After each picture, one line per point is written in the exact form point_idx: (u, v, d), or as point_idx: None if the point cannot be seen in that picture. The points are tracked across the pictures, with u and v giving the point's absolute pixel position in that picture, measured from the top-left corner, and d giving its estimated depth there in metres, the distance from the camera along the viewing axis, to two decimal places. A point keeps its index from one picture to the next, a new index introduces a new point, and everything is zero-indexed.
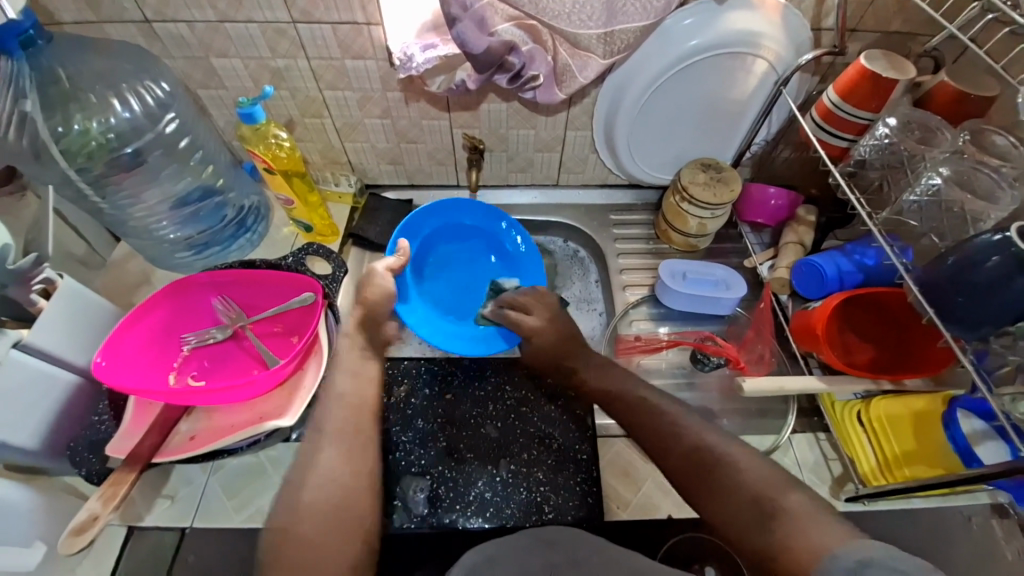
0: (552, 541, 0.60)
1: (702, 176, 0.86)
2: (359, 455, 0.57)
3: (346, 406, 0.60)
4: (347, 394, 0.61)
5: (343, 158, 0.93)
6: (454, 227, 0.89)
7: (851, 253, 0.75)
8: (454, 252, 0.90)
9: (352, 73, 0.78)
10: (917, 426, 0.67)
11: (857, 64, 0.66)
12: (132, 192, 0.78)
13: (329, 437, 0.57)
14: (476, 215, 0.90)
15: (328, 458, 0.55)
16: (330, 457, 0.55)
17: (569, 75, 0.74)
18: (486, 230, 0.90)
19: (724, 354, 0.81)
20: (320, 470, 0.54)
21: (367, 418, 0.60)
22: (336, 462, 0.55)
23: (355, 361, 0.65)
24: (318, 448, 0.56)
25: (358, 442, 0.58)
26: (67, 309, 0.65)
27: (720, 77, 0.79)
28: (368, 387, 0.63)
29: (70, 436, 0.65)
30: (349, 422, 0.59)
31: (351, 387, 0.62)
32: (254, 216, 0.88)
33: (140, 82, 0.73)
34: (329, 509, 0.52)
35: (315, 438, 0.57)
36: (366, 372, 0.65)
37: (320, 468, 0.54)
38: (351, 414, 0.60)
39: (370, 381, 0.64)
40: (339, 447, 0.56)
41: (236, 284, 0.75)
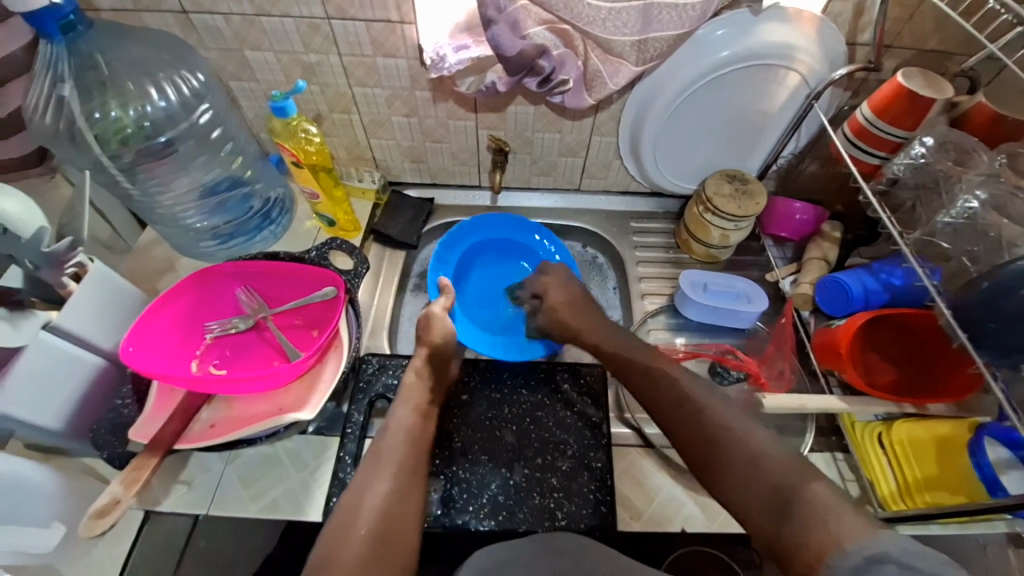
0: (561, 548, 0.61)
1: (728, 187, 0.85)
2: (408, 487, 0.59)
3: (404, 437, 0.63)
4: (407, 426, 0.64)
5: (367, 155, 0.94)
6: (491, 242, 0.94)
7: (878, 272, 0.74)
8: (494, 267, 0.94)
9: (382, 71, 0.79)
10: (940, 451, 0.66)
11: (894, 82, 0.65)
12: (161, 181, 0.79)
13: (384, 467, 0.60)
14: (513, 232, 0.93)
15: (382, 490, 0.58)
16: (380, 488, 0.58)
17: (599, 81, 0.73)
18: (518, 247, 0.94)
19: (744, 368, 0.81)
20: (371, 497, 0.57)
21: (420, 455, 0.63)
22: (389, 494, 0.58)
23: (412, 395, 0.68)
24: (372, 476, 0.59)
25: (411, 477, 0.60)
26: (96, 293, 0.66)
27: (751, 89, 0.79)
28: (423, 424, 0.65)
29: (92, 418, 0.66)
30: (407, 455, 0.62)
31: (405, 420, 0.65)
32: (279, 208, 0.89)
33: (176, 72, 0.74)
34: (375, 536, 0.54)
35: (372, 467, 0.60)
36: (425, 409, 0.67)
37: (375, 495, 0.57)
38: (408, 447, 0.62)
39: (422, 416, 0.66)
40: (393, 477, 0.59)
41: (260, 276, 0.76)
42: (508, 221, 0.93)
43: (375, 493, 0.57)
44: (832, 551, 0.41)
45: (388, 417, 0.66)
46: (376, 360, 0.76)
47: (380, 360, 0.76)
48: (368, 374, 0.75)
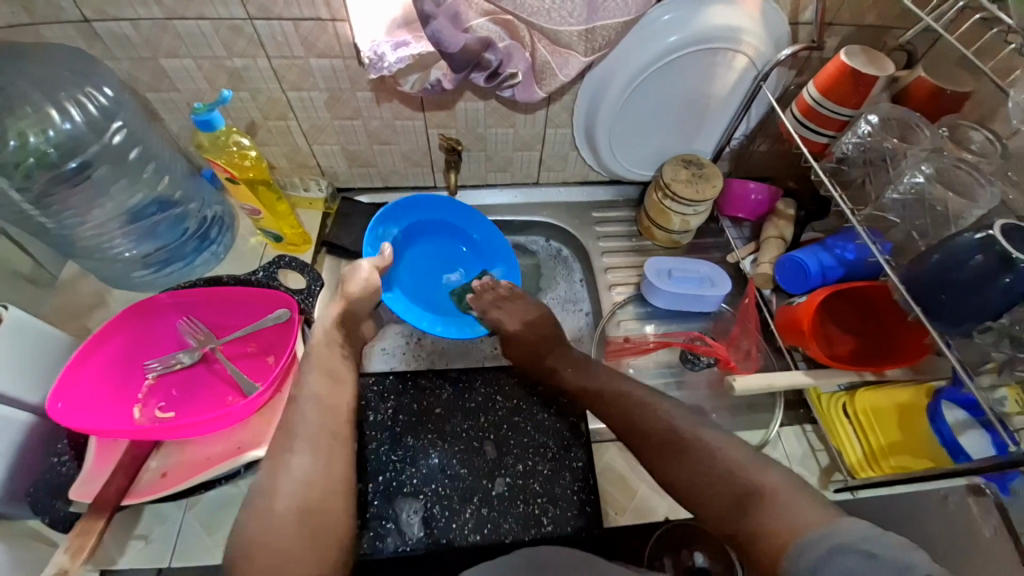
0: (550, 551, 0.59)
1: (684, 172, 0.85)
2: (330, 456, 0.56)
3: (325, 413, 0.59)
4: (318, 395, 0.60)
5: (311, 162, 0.88)
6: (430, 226, 0.88)
7: (832, 248, 0.76)
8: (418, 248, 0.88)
9: (318, 72, 0.73)
10: (902, 418, 0.69)
11: (836, 61, 0.66)
12: (78, 211, 0.71)
13: (311, 442, 0.56)
14: (449, 216, 0.88)
15: (301, 462, 0.54)
16: (304, 460, 0.54)
17: (549, 73, 0.71)
18: (454, 230, 0.89)
19: (714, 354, 0.81)
20: (294, 472, 0.53)
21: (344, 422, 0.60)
22: (310, 466, 0.54)
23: (330, 360, 0.65)
24: (304, 454, 0.55)
25: (331, 449, 0.56)
26: (15, 345, 0.59)
27: (700, 73, 0.78)
28: (346, 391, 0.62)
29: (29, 480, 0.59)
30: (326, 427, 0.58)
31: (341, 396, 0.61)
32: (219, 227, 0.82)
33: (80, 89, 0.67)
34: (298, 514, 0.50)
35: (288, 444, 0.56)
36: (337, 382, 0.63)
37: (293, 470, 0.53)
38: (324, 418, 0.58)
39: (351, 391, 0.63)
40: (312, 451, 0.55)
41: (204, 304, 0.71)
42: (444, 202, 0.86)
43: (298, 465, 0.54)
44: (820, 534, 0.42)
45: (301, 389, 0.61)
46: None
47: None
48: None
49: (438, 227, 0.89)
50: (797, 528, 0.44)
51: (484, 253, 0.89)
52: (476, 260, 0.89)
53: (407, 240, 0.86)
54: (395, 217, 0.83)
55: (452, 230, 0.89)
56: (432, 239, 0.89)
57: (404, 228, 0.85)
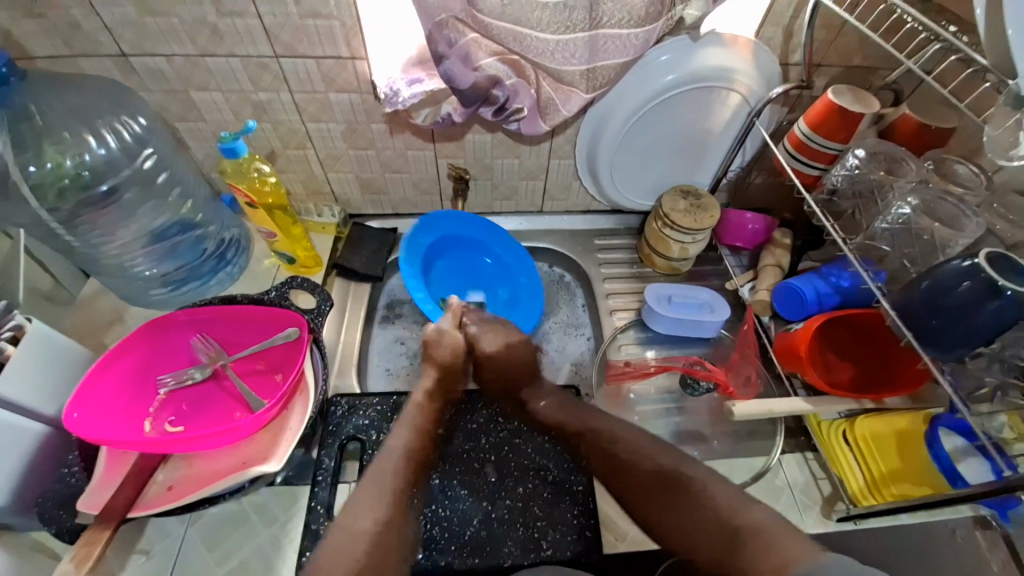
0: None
1: (683, 202, 0.88)
2: (394, 516, 0.57)
3: (404, 461, 0.62)
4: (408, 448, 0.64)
5: (325, 188, 0.92)
6: (460, 239, 0.93)
7: (827, 275, 0.78)
8: (446, 259, 0.93)
9: (336, 106, 0.78)
10: (901, 444, 0.69)
11: (825, 99, 0.70)
12: (105, 231, 0.75)
13: (378, 498, 0.57)
14: (479, 235, 0.93)
15: (374, 515, 0.56)
16: (371, 513, 0.56)
17: (552, 108, 0.75)
18: (479, 245, 0.94)
19: (713, 379, 0.82)
20: (361, 522, 0.55)
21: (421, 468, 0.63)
22: (378, 522, 0.55)
23: (417, 418, 0.68)
24: (367, 504, 0.57)
25: (397, 502, 0.58)
26: (38, 355, 0.62)
27: (697, 109, 0.83)
28: (421, 442, 0.65)
29: (38, 490, 0.60)
30: (392, 481, 0.60)
31: (402, 443, 0.64)
32: (235, 248, 0.86)
33: (116, 118, 0.71)
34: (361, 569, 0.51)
35: (353, 501, 0.57)
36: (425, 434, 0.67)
37: (364, 521, 0.55)
38: (405, 468, 0.61)
39: (421, 437, 0.66)
40: (387, 506, 0.57)
41: (218, 321, 0.73)
42: (479, 222, 0.92)
43: (367, 518, 0.55)
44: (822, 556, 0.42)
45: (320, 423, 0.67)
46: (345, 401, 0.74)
47: (350, 401, 0.74)
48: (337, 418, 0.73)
49: (467, 242, 0.94)
50: (797, 550, 0.44)
51: (512, 262, 0.93)
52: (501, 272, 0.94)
53: (437, 251, 0.91)
54: (431, 228, 0.88)
55: (473, 244, 0.94)
56: (463, 253, 0.94)
57: (436, 241, 0.89)
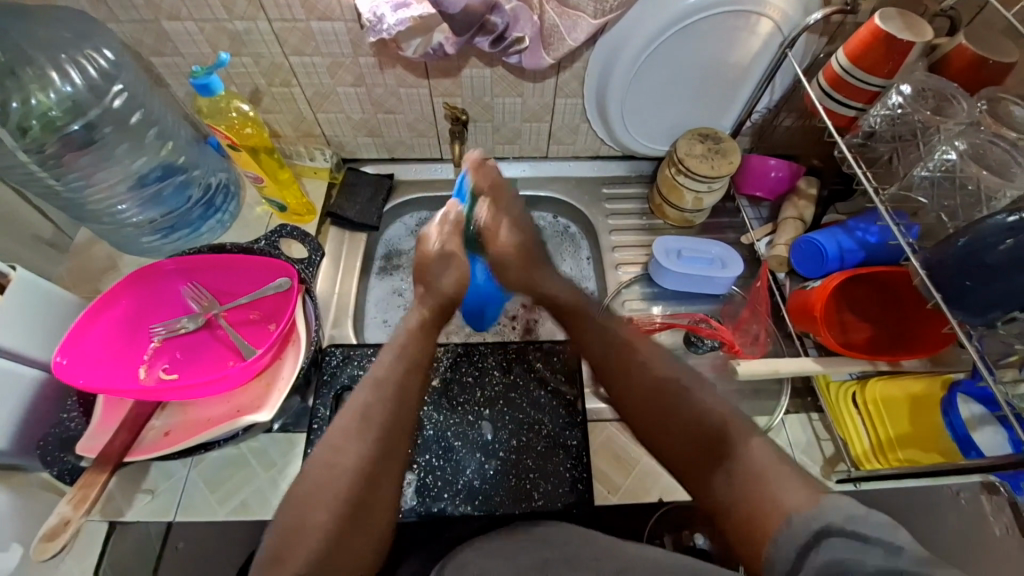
0: (545, 539, 0.55)
1: (700, 147, 0.81)
2: (393, 447, 0.52)
3: (383, 385, 0.55)
4: (389, 372, 0.56)
5: (316, 130, 0.87)
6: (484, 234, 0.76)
7: (853, 230, 0.72)
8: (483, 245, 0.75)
9: (319, 36, 0.71)
10: (915, 410, 0.66)
11: (870, 25, 0.61)
12: (84, 174, 0.72)
13: (367, 428, 0.52)
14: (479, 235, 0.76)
15: (358, 450, 0.51)
16: (357, 447, 0.51)
17: (557, 36, 0.68)
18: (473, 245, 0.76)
19: (718, 337, 0.79)
20: (347, 458, 0.50)
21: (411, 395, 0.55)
22: (367, 456, 0.51)
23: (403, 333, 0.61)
24: (351, 436, 0.51)
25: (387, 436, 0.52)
26: (24, 304, 0.61)
27: (723, 38, 0.74)
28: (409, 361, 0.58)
29: (40, 433, 0.62)
30: (392, 413, 0.53)
31: (391, 371, 0.56)
32: (223, 195, 0.82)
33: (80, 51, 0.67)
34: (351, 502, 0.48)
35: (345, 421, 0.52)
36: (413, 354, 0.59)
37: (347, 457, 0.50)
38: (394, 406, 0.54)
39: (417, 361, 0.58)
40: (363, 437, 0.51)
41: (206, 269, 0.71)
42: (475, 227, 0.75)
43: (352, 453, 0.50)
44: (803, 516, 0.41)
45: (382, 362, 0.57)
46: (340, 351, 0.72)
47: (344, 351, 0.72)
48: (332, 367, 0.71)
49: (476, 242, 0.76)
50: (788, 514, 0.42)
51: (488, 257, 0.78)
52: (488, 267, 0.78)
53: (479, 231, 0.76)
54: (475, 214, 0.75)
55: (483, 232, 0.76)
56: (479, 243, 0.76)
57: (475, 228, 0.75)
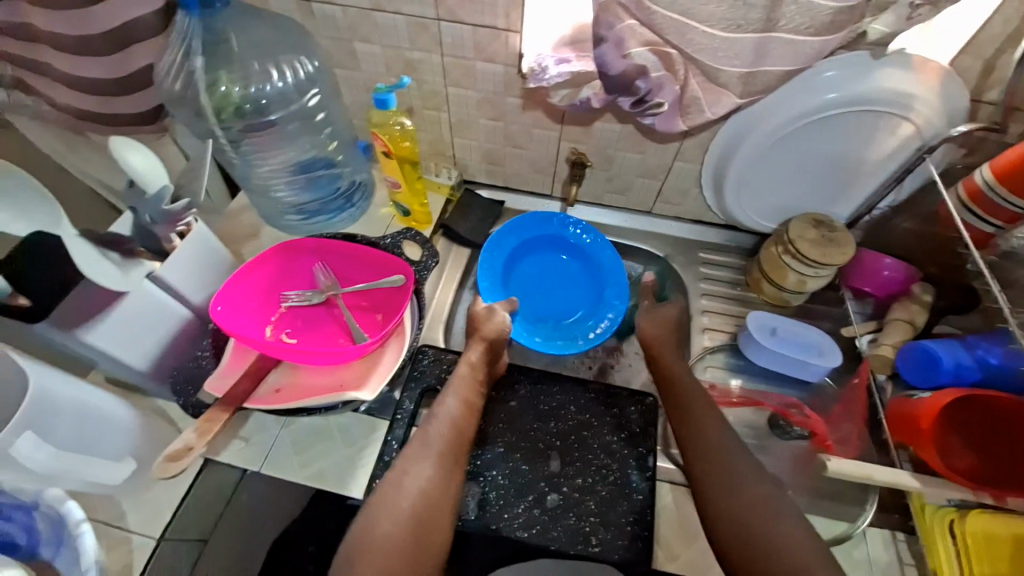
0: None
1: (813, 233, 0.81)
2: (451, 475, 0.63)
3: (450, 429, 0.66)
4: (453, 415, 0.67)
5: (448, 151, 0.96)
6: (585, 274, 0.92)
7: (973, 347, 0.68)
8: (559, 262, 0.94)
9: (480, 74, 0.81)
10: (1017, 553, 0.59)
11: (1021, 148, 0.61)
12: (263, 153, 0.84)
13: (428, 451, 0.63)
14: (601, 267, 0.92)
15: (424, 473, 0.62)
16: (423, 471, 0.62)
17: (696, 108, 0.72)
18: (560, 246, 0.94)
19: (809, 427, 0.76)
20: (416, 478, 0.61)
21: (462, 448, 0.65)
22: (432, 478, 0.61)
23: (464, 387, 0.70)
24: (418, 459, 0.63)
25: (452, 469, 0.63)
26: (194, 252, 0.70)
27: (856, 135, 0.75)
28: (468, 417, 0.68)
29: (172, 365, 0.71)
30: (449, 446, 0.65)
31: (451, 410, 0.67)
32: (361, 192, 0.93)
33: (295, 57, 0.79)
34: (416, 515, 0.59)
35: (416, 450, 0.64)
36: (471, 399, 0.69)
37: (414, 479, 0.61)
38: (451, 437, 0.65)
39: (470, 407, 0.69)
40: (435, 465, 0.63)
41: (338, 254, 0.79)
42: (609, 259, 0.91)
43: (420, 476, 0.61)
44: None
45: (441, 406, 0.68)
46: (432, 352, 0.78)
47: (435, 352, 0.79)
48: (423, 365, 0.77)
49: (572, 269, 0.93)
50: None
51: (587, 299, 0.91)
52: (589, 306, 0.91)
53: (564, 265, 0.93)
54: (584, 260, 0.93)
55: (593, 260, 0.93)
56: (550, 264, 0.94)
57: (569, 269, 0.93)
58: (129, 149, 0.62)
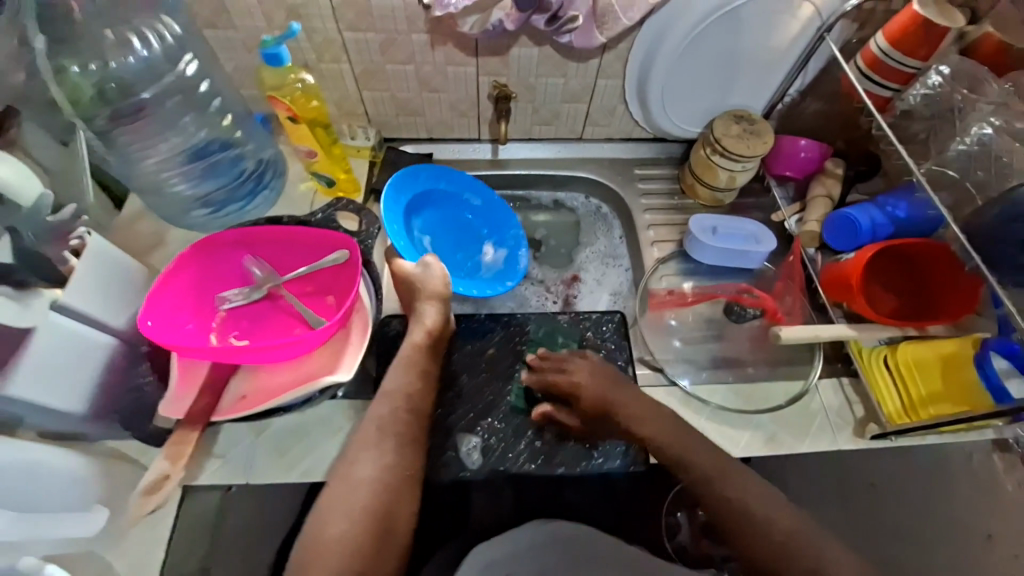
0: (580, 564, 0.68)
1: (736, 128, 0.84)
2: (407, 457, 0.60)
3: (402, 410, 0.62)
4: (406, 389, 0.64)
5: (360, 109, 0.88)
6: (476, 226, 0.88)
7: (884, 205, 0.76)
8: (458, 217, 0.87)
9: (377, 13, 0.73)
10: (945, 369, 0.71)
11: (909, 11, 0.66)
12: (143, 143, 0.72)
13: (385, 438, 0.59)
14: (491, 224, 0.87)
15: (376, 463, 0.58)
16: (372, 466, 0.58)
17: (611, 16, 0.70)
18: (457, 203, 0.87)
19: (760, 305, 0.85)
20: (364, 470, 0.57)
21: (422, 422, 0.62)
22: (381, 471, 0.58)
23: (416, 357, 0.66)
24: (368, 450, 0.59)
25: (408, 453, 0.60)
26: (97, 268, 0.60)
27: (763, 24, 0.77)
28: (422, 386, 0.65)
29: (113, 399, 0.61)
30: (405, 422, 0.61)
31: (401, 385, 0.64)
32: (273, 171, 0.83)
33: (155, 19, 0.67)
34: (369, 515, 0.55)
35: (366, 435, 0.60)
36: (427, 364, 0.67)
37: (365, 472, 0.57)
38: (408, 413, 0.62)
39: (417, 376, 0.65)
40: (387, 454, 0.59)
41: (265, 240, 0.72)
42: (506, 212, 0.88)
43: (368, 468, 0.58)
44: None
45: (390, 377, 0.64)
46: (399, 321, 0.76)
47: (402, 321, 0.76)
48: (393, 337, 0.75)
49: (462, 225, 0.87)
50: None
51: (490, 219, 0.88)
52: (495, 230, 0.88)
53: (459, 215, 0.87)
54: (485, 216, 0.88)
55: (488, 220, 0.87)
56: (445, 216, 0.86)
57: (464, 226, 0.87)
58: None
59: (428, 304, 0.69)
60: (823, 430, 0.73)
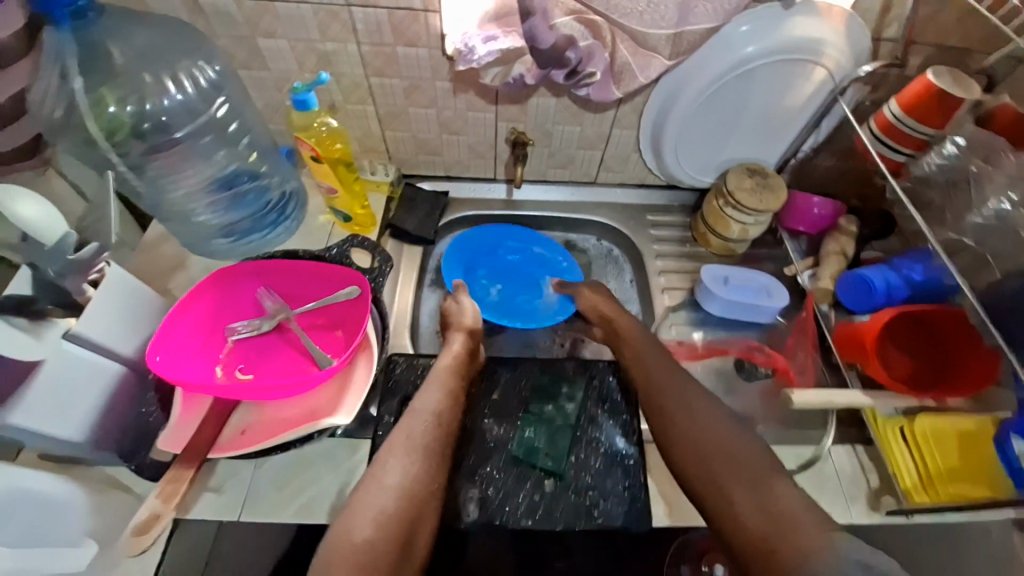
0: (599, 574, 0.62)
1: (749, 182, 0.85)
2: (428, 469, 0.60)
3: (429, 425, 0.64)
4: (435, 409, 0.65)
5: (381, 147, 0.91)
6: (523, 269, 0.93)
7: (898, 267, 0.76)
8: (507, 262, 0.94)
9: (402, 60, 0.76)
10: (963, 447, 0.68)
11: (922, 80, 0.67)
12: (172, 173, 0.75)
13: (412, 448, 0.61)
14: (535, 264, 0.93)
15: (400, 468, 0.60)
16: (398, 470, 0.59)
17: (628, 74, 0.73)
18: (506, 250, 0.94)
19: (771, 364, 0.83)
20: (394, 477, 0.59)
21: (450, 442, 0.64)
22: (410, 476, 0.59)
23: (446, 379, 0.69)
24: (400, 456, 0.61)
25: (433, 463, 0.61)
26: (114, 298, 0.62)
27: (778, 83, 0.79)
28: (451, 408, 0.66)
29: (116, 430, 0.62)
30: (431, 436, 0.63)
31: (432, 404, 0.66)
32: (294, 203, 0.85)
33: (192, 62, 0.71)
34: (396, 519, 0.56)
35: (389, 447, 0.62)
36: (455, 387, 0.69)
37: (394, 476, 0.59)
38: (434, 431, 0.64)
39: (447, 396, 0.67)
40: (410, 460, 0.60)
41: (280, 273, 0.73)
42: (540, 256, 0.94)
43: (395, 471, 0.59)
44: None
45: (420, 399, 0.67)
46: (404, 359, 0.76)
47: (406, 358, 0.77)
48: (398, 374, 0.74)
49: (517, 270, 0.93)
50: None
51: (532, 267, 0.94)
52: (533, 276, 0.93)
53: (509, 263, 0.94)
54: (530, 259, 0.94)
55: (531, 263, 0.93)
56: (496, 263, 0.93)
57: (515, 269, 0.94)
58: (18, 198, 0.53)
59: (456, 333, 0.76)
60: (834, 500, 0.69)
